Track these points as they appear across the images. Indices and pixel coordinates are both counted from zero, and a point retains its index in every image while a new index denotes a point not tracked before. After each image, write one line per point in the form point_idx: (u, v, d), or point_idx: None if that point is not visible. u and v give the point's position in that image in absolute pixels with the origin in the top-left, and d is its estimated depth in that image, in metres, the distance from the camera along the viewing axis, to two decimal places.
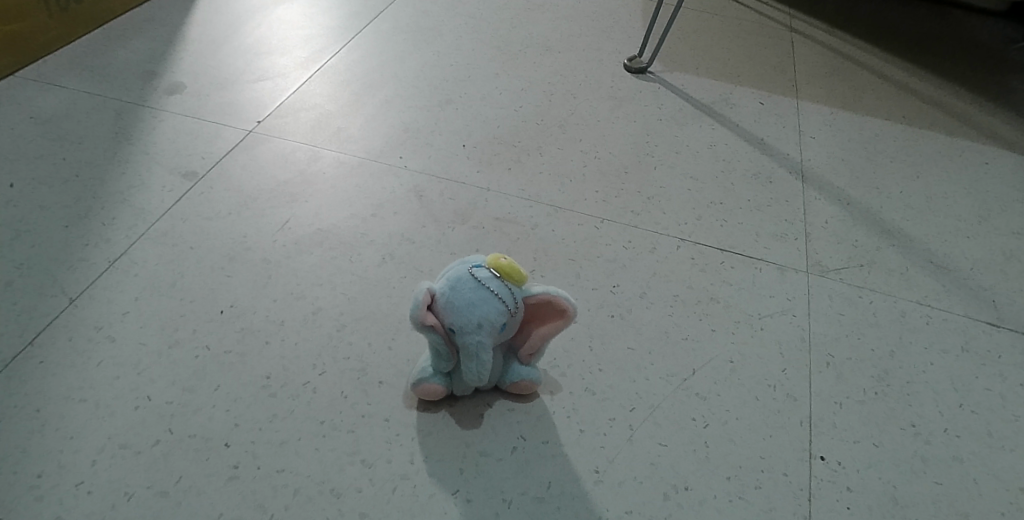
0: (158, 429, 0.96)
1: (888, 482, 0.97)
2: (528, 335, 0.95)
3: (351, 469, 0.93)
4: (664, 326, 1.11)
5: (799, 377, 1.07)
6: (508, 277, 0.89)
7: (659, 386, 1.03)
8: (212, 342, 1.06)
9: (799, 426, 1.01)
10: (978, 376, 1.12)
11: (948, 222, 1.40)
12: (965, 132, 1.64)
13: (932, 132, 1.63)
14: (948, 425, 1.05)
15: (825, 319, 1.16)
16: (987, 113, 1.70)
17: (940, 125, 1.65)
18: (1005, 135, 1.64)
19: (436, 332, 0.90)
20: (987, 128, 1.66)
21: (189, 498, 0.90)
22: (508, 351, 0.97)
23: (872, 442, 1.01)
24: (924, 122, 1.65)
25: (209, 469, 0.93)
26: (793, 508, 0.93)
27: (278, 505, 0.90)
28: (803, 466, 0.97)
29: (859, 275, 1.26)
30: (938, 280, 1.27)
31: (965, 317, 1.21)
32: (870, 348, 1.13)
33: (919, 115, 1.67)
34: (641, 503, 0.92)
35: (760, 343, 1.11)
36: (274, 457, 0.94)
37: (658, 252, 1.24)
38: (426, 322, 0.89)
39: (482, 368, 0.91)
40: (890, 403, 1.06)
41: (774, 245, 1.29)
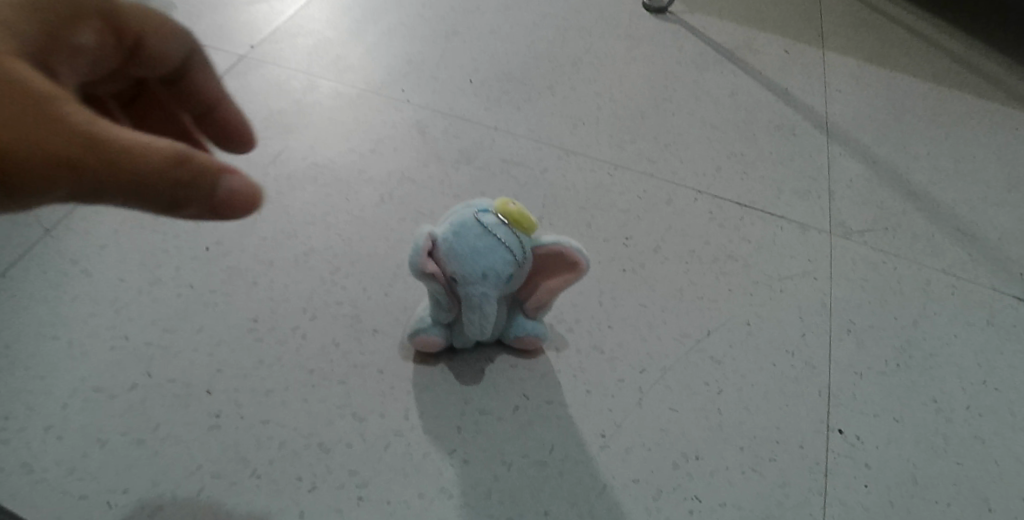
0: (135, 372, 0.90)
1: (907, 460, 0.91)
2: (535, 288, 0.88)
3: (341, 423, 0.87)
4: (678, 283, 1.04)
5: (819, 344, 1.01)
6: (516, 225, 0.82)
7: (671, 348, 0.97)
8: (196, 281, 0.98)
9: (817, 396, 0.95)
10: (1003, 352, 1.05)
11: (978, 187, 1.32)
12: (997, 94, 1.55)
13: (962, 92, 1.54)
14: (971, 403, 0.99)
15: (847, 284, 1.10)
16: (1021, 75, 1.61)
17: (971, 85, 1.56)
18: None
19: (436, 282, 0.83)
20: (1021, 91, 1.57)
21: (166, 448, 0.84)
22: (514, 303, 0.91)
23: (892, 417, 0.95)
24: (955, 81, 1.56)
25: (189, 417, 0.87)
26: (808, 483, 0.88)
27: (262, 458, 0.84)
28: (820, 439, 0.92)
29: (884, 239, 1.19)
30: (966, 249, 1.20)
31: (992, 289, 1.14)
32: (893, 316, 1.07)
33: (950, 74, 1.58)
34: (648, 472, 0.86)
35: (779, 306, 1.04)
36: (259, 407, 0.88)
37: (675, 204, 1.16)
38: (426, 270, 0.81)
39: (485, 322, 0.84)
40: (912, 376, 1.00)
41: (796, 202, 1.21)
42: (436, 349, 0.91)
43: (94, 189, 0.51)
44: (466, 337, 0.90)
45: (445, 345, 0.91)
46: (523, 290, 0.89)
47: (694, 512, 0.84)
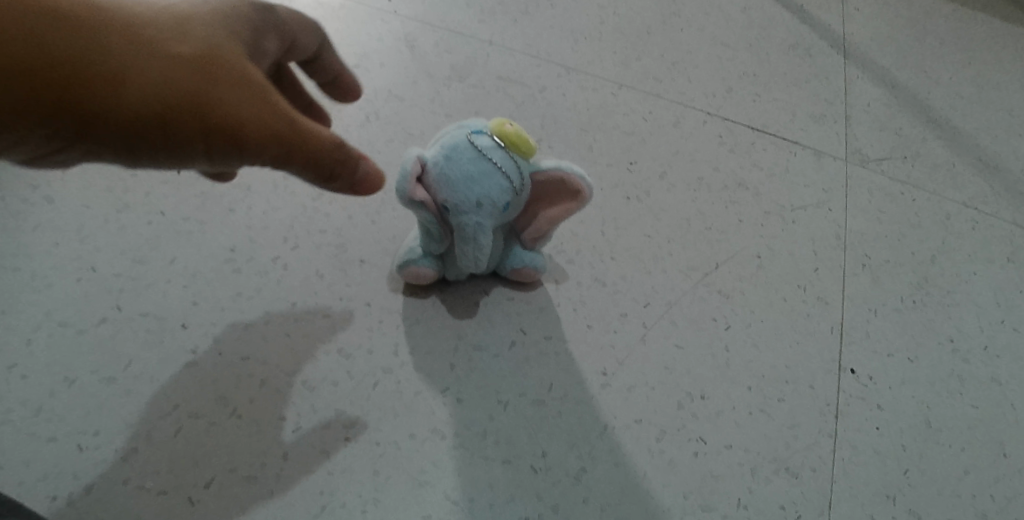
0: (104, 306, 0.83)
1: (921, 402, 0.88)
2: (534, 217, 0.82)
3: (326, 359, 0.81)
4: (685, 213, 0.98)
5: (832, 278, 0.96)
6: (515, 149, 0.75)
7: (677, 282, 0.91)
8: (168, 207, 0.91)
9: (829, 334, 0.91)
10: (1023, 291, 1.01)
11: (1001, 115, 1.25)
12: None
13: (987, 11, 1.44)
14: (988, 343, 0.95)
15: (863, 215, 1.04)
16: None
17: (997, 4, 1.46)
18: None
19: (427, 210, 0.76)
20: None
21: (140, 386, 0.79)
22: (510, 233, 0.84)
23: (907, 357, 0.91)
24: None
25: (163, 353, 0.81)
26: (818, 425, 0.84)
27: (242, 397, 0.79)
28: (832, 379, 0.87)
29: (902, 169, 1.12)
30: (986, 181, 1.14)
31: (1013, 224, 1.09)
32: (910, 251, 1.02)
33: None
34: (652, 412, 0.82)
35: (791, 238, 0.98)
36: (238, 342, 0.82)
37: (683, 127, 1.08)
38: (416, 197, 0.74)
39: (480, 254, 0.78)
40: (928, 315, 0.96)
41: (811, 127, 1.14)
42: (427, 282, 0.85)
43: (278, 163, 0.60)
44: (459, 270, 0.84)
45: (437, 277, 0.85)
46: (521, 219, 0.82)
47: (699, 455, 0.80)
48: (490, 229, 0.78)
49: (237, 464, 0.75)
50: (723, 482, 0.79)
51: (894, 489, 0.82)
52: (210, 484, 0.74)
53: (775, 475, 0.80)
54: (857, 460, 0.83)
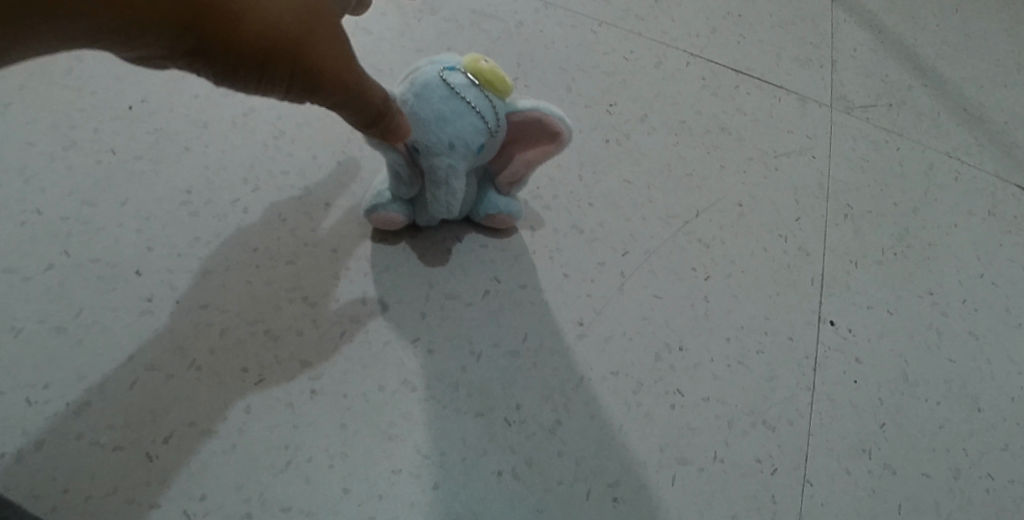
0: (51, 251, 0.78)
1: (899, 356, 0.87)
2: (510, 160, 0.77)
3: (290, 308, 0.77)
4: (667, 158, 0.94)
5: (814, 228, 0.93)
6: (490, 87, 0.70)
7: (657, 229, 0.88)
8: (119, 146, 0.85)
9: (809, 285, 0.89)
10: (1002, 245, 1.00)
11: (987, 66, 1.22)
12: None
13: None
14: (967, 297, 0.95)
15: (847, 163, 1.01)
16: None
17: None
18: None
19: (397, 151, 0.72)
20: None
21: (91, 336, 0.74)
22: (484, 176, 0.80)
23: (886, 309, 0.90)
24: None
25: (116, 302, 0.76)
26: (797, 378, 0.83)
27: (201, 347, 0.75)
28: (811, 331, 0.86)
29: (887, 117, 1.09)
30: (970, 131, 1.12)
31: (995, 177, 1.07)
32: (893, 202, 1.00)
33: None
34: (629, 364, 0.80)
35: (774, 186, 0.95)
36: (196, 290, 0.77)
37: (665, 68, 1.04)
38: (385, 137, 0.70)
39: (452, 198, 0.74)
40: (909, 267, 0.95)
41: (796, 71, 1.10)
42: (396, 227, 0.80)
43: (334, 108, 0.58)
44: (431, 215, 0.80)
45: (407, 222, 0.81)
46: (496, 162, 0.78)
47: (677, 408, 0.78)
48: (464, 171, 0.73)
49: (197, 418, 0.71)
50: (701, 435, 0.78)
51: (870, 443, 0.81)
52: (169, 439, 0.70)
53: (753, 428, 0.79)
54: (834, 414, 0.82)
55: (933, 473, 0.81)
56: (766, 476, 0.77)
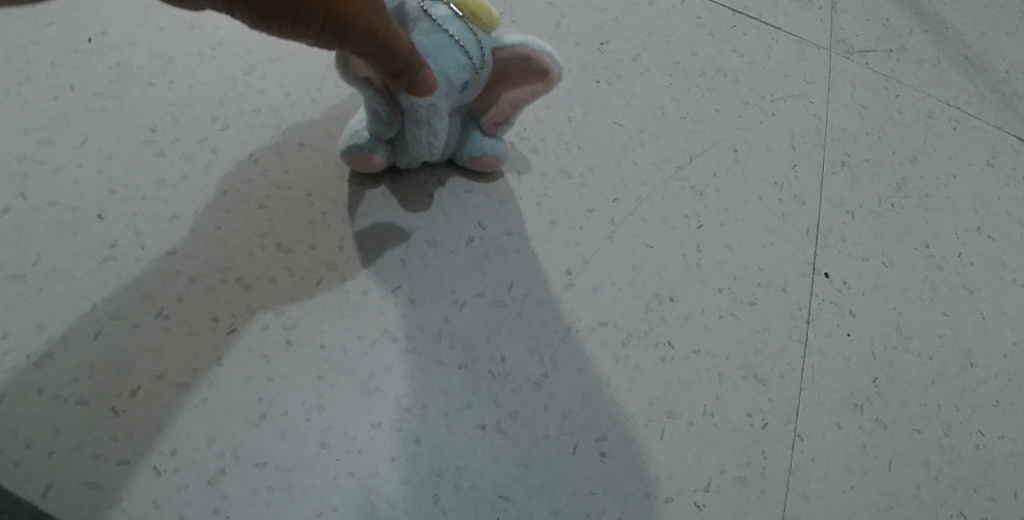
0: (5, 193, 0.73)
1: (893, 309, 0.86)
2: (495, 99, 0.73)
3: (262, 255, 0.73)
4: (660, 100, 0.90)
5: (810, 176, 0.90)
6: (475, 20, 0.65)
7: (649, 175, 0.85)
8: (77, 81, 0.79)
9: (804, 235, 0.86)
10: (999, 198, 0.98)
11: (990, 12, 1.16)
12: None
13: None
14: (963, 251, 0.93)
15: (845, 110, 0.97)
16: None
17: None
18: None
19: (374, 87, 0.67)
20: None
21: (51, 284, 0.70)
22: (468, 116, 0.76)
23: (882, 262, 0.88)
24: None
25: (77, 247, 0.72)
26: (789, 330, 0.80)
27: (169, 296, 0.71)
28: (805, 283, 0.83)
29: (887, 62, 1.04)
30: (971, 80, 1.08)
31: (994, 128, 1.04)
32: (891, 151, 0.96)
33: None
34: (619, 315, 0.77)
35: (770, 132, 0.91)
36: (163, 235, 0.73)
37: (659, 5, 0.97)
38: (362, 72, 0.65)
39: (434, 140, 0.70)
40: (906, 218, 0.92)
41: (795, 13, 1.04)
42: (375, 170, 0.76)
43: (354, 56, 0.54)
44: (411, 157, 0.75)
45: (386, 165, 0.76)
46: (480, 101, 0.74)
47: (666, 360, 0.76)
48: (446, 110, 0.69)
49: (166, 370, 0.68)
50: (691, 389, 0.75)
51: (862, 398, 0.80)
52: (137, 393, 0.67)
53: (744, 382, 0.77)
54: (827, 368, 0.80)
55: (924, 429, 0.81)
56: (757, 430, 0.75)
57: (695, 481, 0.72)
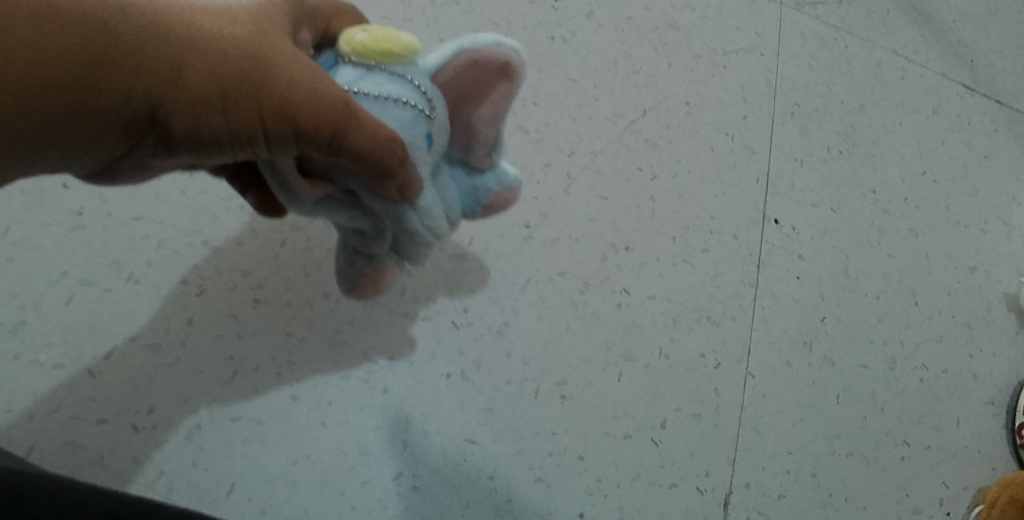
0: None
1: (840, 252, 0.89)
2: (473, 119, 0.59)
3: (227, 218, 0.75)
4: (612, 55, 0.90)
5: (760, 127, 0.93)
6: (391, 57, 0.51)
7: (603, 129, 0.87)
8: None
9: (755, 184, 0.89)
10: (944, 144, 1.02)
11: None
12: None
13: None
14: (909, 195, 0.97)
15: (794, 61, 0.99)
16: None
17: None
18: None
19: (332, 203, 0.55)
20: None
21: (21, 254, 0.69)
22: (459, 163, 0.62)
23: (830, 207, 0.91)
24: None
25: (44, 216, 0.70)
26: (740, 274, 0.84)
27: (138, 261, 0.71)
28: (755, 229, 0.87)
29: (837, 14, 1.06)
30: (920, 29, 1.10)
31: (941, 76, 1.08)
32: (839, 100, 0.99)
33: None
34: (574, 265, 0.80)
35: (721, 85, 0.94)
36: (129, 201, 0.73)
37: None
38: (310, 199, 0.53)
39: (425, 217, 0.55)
40: (853, 166, 0.95)
41: None
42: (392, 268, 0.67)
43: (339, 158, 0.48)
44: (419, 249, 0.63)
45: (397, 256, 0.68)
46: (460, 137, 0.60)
47: (622, 306, 0.79)
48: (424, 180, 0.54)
49: (139, 333, 0.69)
50: (647, 333, 0.79)
51: (811, 337, 0.84)
52: (111, 355, 0.68)
53: (697, 325, 0.81)
54: (776, 309, 0.84)
55: (871, 364, 0.85)
56: (710, 370, 0.79)
57: (652, 420, 0.76)
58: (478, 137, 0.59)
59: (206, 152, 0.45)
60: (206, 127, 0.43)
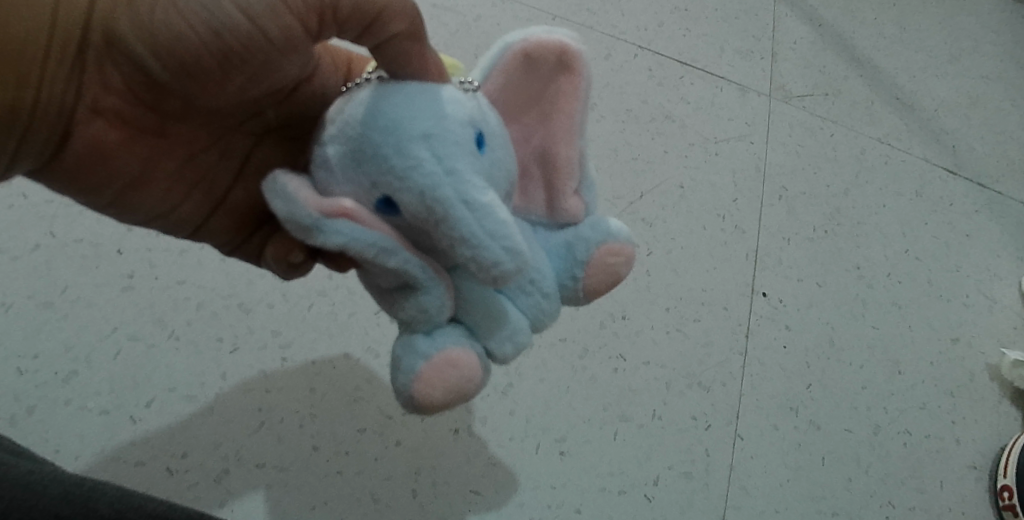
0: (37, 232, 0.79)
1: (826, 324, 0.96)
2: (546, 145, 0.51)
3: (262, 283, 0.83)
4: (613, 143, 0.99)
5: (749, 208, 1.01)
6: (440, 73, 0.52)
7: (604, 210, 0.94)
8: None
9: (744, 260, 0.97)
10: (927, 223, 1.10)
11: (920, 57, 1.27)
12: None
13: None
14: (891, 271, 1.03)
15: (782, 149, 1.08)
16: None
17: None
18: None
19: (363, 230, 0.42)
20: None
21: (78, 311, 0.77)
22: (544, 219, 0.51)
23: (816, 282, 0.98)
24: None
25: (100, 278, 0.79)
26: (730, 343, 0.90)
27: (180, 320, 0.79)
28: (745, 301, 0.94)
29: (822, 105, 1.15)
30: (902, 119, 1.19)
31: (924, 161, 1.16)
32: (826, 184, 1.07)
33: None
34: (575, 331, 0.86)
35: (713, 170, 1.02)
36: (175, 267, 0.82)
37: (614, 60, 1.05)
38: (335, 219, 0.41)
39: (490, 220, 0.41)
40: (838, 243, 1.03)
41: (738, 64, 1.13)
42: (472, 369, 0.45)
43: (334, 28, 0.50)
44: (515, 324, 0.47)
45: (478, 357, 0.46)
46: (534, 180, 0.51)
47: (619, 371, 0.86)
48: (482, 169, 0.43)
49: (176, 384, 0.76)
50: (641, 395, 0.85)
51: (797, 402, 0.90)
52: (151, 404, 0.75)
53: (689, 389, 0.87)
54: (764, 376, 0.90)
55: (856, 428, 0.90)
56: (701, 431, 0.85)
57: (646, 476, 0.81)
58: (556, 166, 0.51)
59: (156, 62, 0.52)
60: (136, 15, 0.51)
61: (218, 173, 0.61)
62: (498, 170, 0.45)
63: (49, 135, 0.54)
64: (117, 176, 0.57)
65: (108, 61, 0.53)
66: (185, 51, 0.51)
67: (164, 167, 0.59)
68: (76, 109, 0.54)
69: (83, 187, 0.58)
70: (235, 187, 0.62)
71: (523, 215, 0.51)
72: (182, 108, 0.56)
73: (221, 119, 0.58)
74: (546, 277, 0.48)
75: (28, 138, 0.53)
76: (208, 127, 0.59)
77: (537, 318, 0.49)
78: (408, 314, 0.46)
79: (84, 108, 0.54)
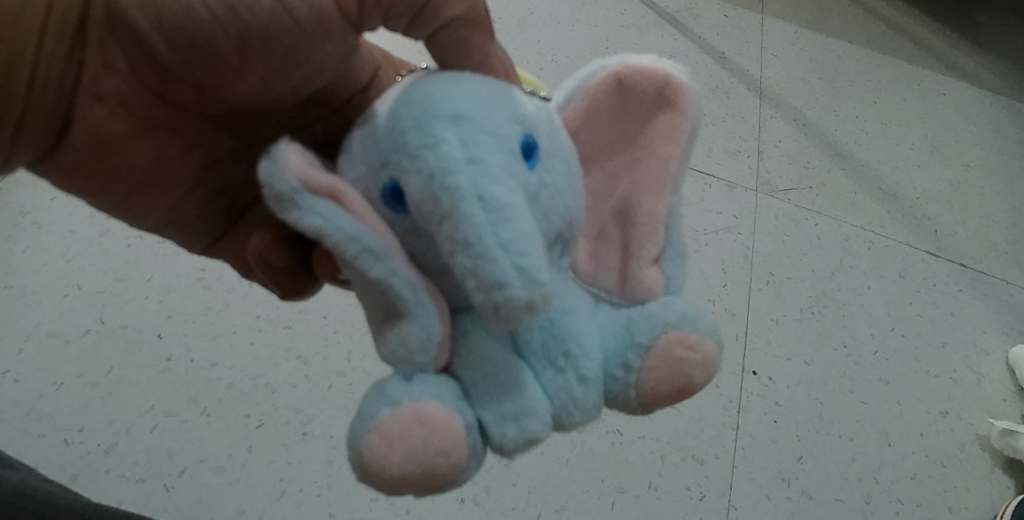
0: (88, 318, 0.89)
1: (815, 399, 1.01)
2: (631, 197, 0.49)
3: (286, 365, 0.91)
4: None
5: (738, 292, 1.08)
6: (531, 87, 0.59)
7: None
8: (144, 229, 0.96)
9: (734, 340, 1.03)
10: (912, 303, 1.15)
11: (901, 149, 1.36)
12: (932, 44, 1.55)
13: (895, 42, 1.53)
14: (878, 348, 1.09)
15: (768, 237, 1.16)
16: (951, 24, 1.60)
17: (904, 33, 1.55)
18: (971, 55, 1.55)
19: (347, 219, 0.39)
20: (953, 43, 1.56)
21: (120, 389, 0.85)
22: (614, 293, 0.49)
23: (804, 360, 1.04)
24: (887, 28, 1.56)
25: (141, 360, 0.88)
26: (722, 419, 0.96)
27: (211, 398, 0.87)
28: (735, 379, 1.00)
29: (806, 197, 1.23)
30: (885, 207, 1.26)
31: (907, 245, 1.22)
32: (812, 269, 1.14)
33: (883, 22, 1.56)
34: None
35: (703, 258, 1.10)
36: (209, 350, 0.90)
37: None
38: (320, 200, 0.39)
39: (503, 225, 0.38)
40: (825, 324, 1.09)
41: (725, 161, 1.23)
42: (446, 440, 0.39)
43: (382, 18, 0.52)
44: (530, 405, 0.43)
45: (462, 428, 0.40)
46: (610, 244, 0.49)
47: (615, 444, 0.91)
48: (514, 170, 0.40)
49: (206, 455, 0.83)
50: (637, 467, 0.90)
51: (788, 473, 0.94)
52: (183, 472, 0.82)
53: (683, 461, 0.92)
54: (755, 448, 0.95)
55: (847, 498, 0.95)
56: (695, 501, 0.90)
57: None
58: (631, 226, 0.48)
59: (167, 47, 0.55)
60: None
61: (242, 190, 0.64)
62: (538, 179, 0.42)
63: (49, 120, 0.57)
64: (124, 177, 0.61)
65: (110, 40, 0.55)
66: (191, 24, 0.53)
67: (171, 175, 0.62)
68: (76, 93, 0.57)
69: (85, 181, 0.61)
70: (253, 211, 0.65)
71: (591, 285, 0.49)
72: (193, 102, 0.59)
73: (236, 123, 0.61)
74: (589, 358, 0.44)
75: (27, 117, 0.56)
76: (223, 133, 0.61)
77: (566, 407, 0.44)
78: (389, 350, 0.41)
79: (86, 92, 0.57)
